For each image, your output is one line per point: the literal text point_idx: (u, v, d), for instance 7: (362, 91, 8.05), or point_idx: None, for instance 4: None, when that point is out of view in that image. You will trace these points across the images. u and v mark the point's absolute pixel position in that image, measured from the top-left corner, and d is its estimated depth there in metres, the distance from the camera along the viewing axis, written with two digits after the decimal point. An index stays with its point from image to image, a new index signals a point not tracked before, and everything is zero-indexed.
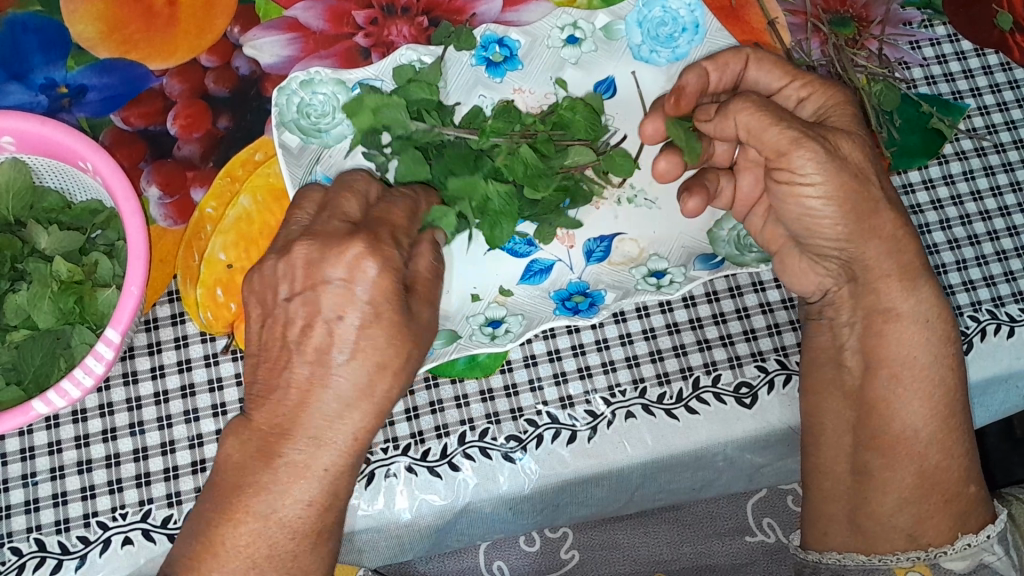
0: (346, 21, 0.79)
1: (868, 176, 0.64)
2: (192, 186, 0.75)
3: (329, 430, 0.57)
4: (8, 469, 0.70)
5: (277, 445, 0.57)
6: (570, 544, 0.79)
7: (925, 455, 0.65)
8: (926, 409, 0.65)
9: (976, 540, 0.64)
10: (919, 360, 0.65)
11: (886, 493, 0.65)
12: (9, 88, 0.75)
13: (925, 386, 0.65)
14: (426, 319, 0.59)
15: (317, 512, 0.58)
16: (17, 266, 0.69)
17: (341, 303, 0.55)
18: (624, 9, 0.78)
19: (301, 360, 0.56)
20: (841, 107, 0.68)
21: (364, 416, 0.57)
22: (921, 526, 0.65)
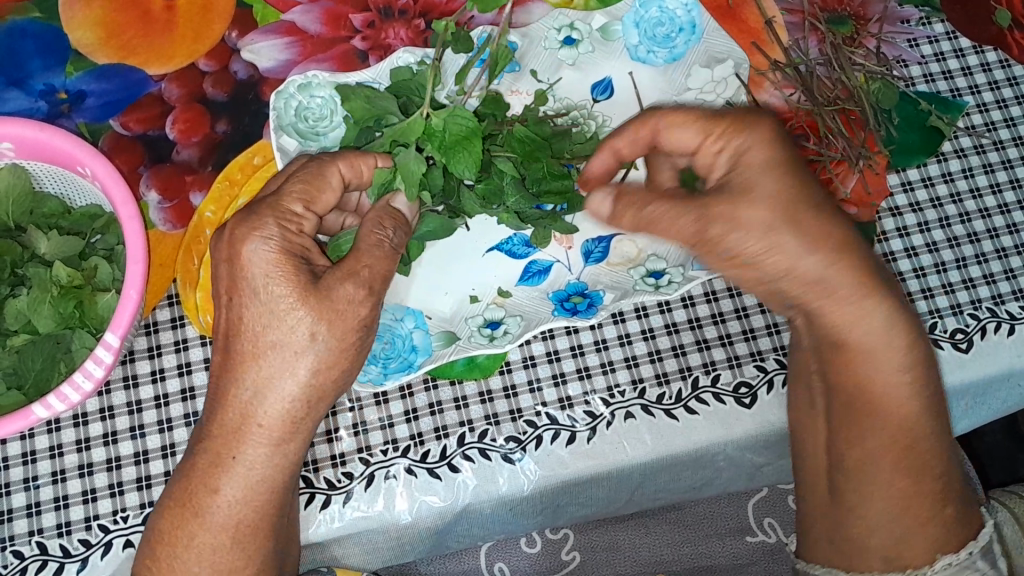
0: (343, 24, 0.79)
1: (786, 238, 0.58)
2: (191, 190, 0.75)
3: (236, 418, 0.59)
4: (9, 473, 0.70)
5: (200, 433, 0.61)
6: (570, 546, 0.78)
7: (894, 477, 0.62)
8: (887, 437, 0.62)
9: (958, 559, 0.61)
10: (882, 389, 0.62)
11: (862, 517, 0.63)
12: (8, 95, 0.76)
13: (887, 415, 0.62)
14: (341, 297, 0.58)
15: (235, 505, 0.60)
16: (17, 271, 0.69)
17: (229, 286, 0.59)
18: (620, 10, 0.79)
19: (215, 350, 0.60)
20: (757, 151, 0.59)
21: (273, 404, 0.59)
22: (899, 546, 0.62)
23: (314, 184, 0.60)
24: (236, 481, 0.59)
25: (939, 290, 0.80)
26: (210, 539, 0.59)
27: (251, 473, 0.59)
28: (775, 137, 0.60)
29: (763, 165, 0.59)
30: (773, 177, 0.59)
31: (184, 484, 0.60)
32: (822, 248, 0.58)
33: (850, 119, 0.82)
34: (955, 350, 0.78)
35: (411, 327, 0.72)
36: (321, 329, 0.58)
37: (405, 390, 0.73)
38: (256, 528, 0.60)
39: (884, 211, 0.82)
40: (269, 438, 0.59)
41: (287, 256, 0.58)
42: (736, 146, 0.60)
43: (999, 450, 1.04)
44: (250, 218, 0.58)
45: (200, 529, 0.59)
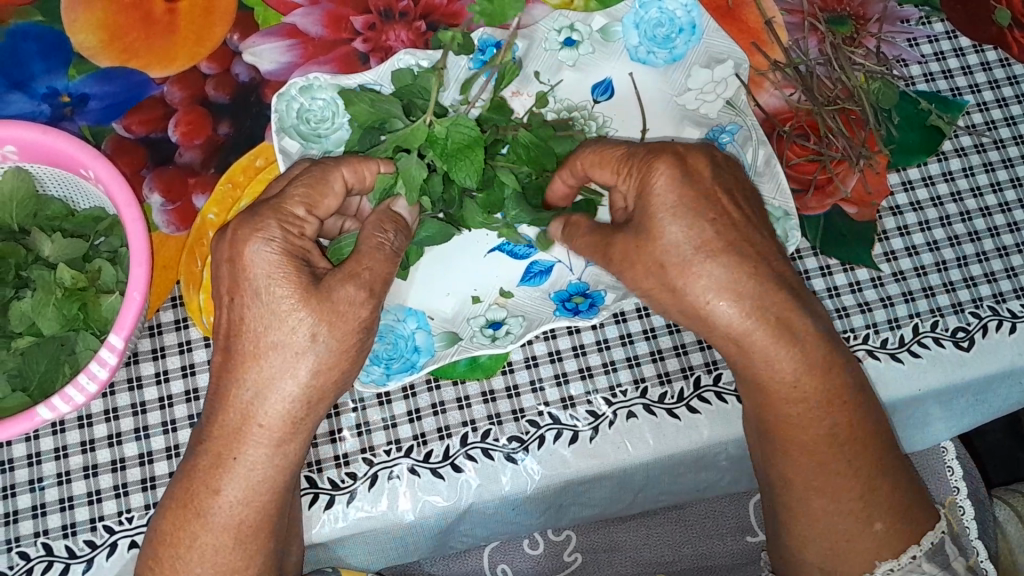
0: (344, 26, 0.79)
1: (677, 269, 0.58)
2: (194, 192, 0.76)
3: (237, 418, 0.59)
4: (15, 474, 0.70)
5: (200, 435, 0.61)
6: (573, 547, 0.79)
7: (821, 493, 0.62)
8: (806, 458, 0.62)
9: (898, 565, 0.62)
10: (792, 414, 0.61)
11: (800, 533, 0.64)
12: (11, 98, 0.76)
13: (800, 439, 0.61)
14: (341, 298, 0.57)
15: (236, 505, 0.60)
16: (22, 273, 0.70)
17: (231, 286, 0.59)
18: (620, 11, 0.79)
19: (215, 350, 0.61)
20: (655, 189, 0.59)
21: (273, 404, 0.58)
22: (834, 561, 0.63)
23: (317, 188, 0.61)
24: (237, 481, 0.59)
25: (940, 289, 0.80)
26: (212, 539, 0.60)
27: (253, 473, 0.59)
28: (679, 175, 0.59)
29: (669, 208, 0.58)
30: (674, 222, 0.58)
31: (186, 485, 0.60)
32: (719, 292, 0.58)
33: (850, 118, 0.82)
34: (957, 349, 0.78)
35: (414, 328, 0.72)
36: (321, 330, 0.57)
37: (408, 390, 0.73)
38: (256, 528, 0.60)
39: (884, 210, 0.82)
40: (269, 438, 0.59)
41: (288, 258, 0.58)
42: (641, 183, 0.60)
43: (1001, 448, 1.04)
44: (253, 218, 0.58)
45: (202, 529, 0.60)
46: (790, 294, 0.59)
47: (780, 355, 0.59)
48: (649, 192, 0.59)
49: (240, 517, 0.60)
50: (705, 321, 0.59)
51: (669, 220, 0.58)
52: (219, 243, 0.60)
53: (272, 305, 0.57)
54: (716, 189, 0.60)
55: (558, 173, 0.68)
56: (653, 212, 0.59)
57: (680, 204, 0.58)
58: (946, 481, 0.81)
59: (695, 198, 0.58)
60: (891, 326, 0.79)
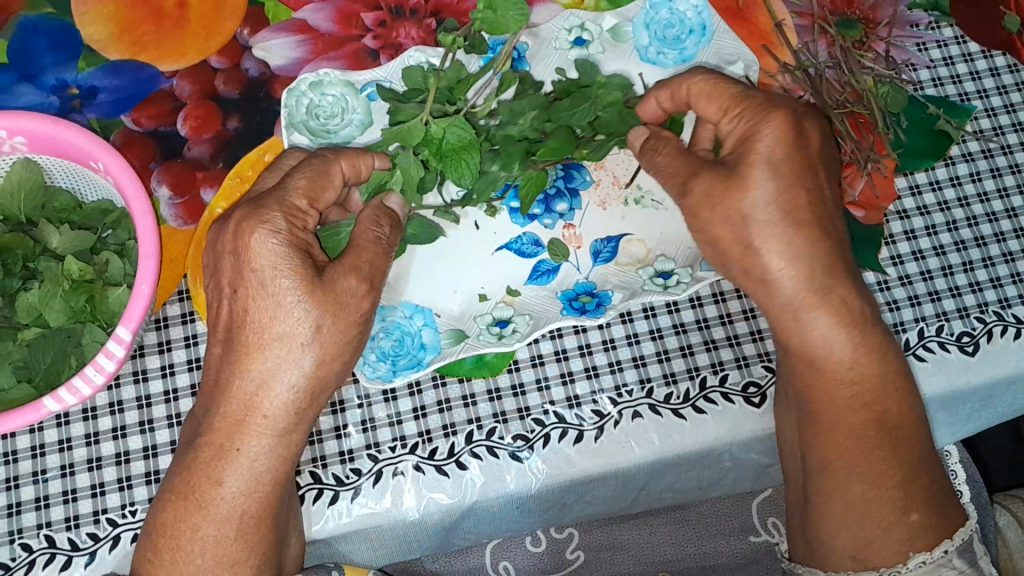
0: (354, 22, 0.79)
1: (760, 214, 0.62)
2: (201, 186, 0.76)
3: (241, 408, 0.59)
4: (18, 466, 0.70)
5: (200, 426, 0.60)
6: (575, 546, 0.79)
7: (858, 479, 0.63)
8: (847, 442, 0.64)
9: (932, 557, 0.61)
10: (837, 397, 0.64)
11: (835, 524, 0.64)
12: (20, 90, 0.76)
13: (842, 423, 0.64)
14: (343, 288, 0.59)
15: (239, 497, 0.60)
16: (29, 265, 0.70)
17: (234, 276, 0.59)
18: (631, 11, 0.79)
19: (215, 340, 0.61)
20: (770, 130, 0.62)
21: (278, 395, 0.59)
22: (866, 548, 0.63)
23: (318, 179, 0.62)
24: (241, 472, 0.59)
25: (946, 293, 0.80)
26: (212, 530, 0.59)
27: (256, 464, 0.60)
28: (791, 133, 0.62)
29: (770, 159, 0.61)
30: (770, 176, 0.61)
31: (185, 476, 0.60)
32: (785, 258, 0.62)
33: (858, 121, 0.82)
34: (961, 353, 0.78)
35: (421, 325, 0.73)
36: (326, 321, 0.58)
37: (414, 387, 0.73)
38: (258, 518, 0.60)
39: (891, 213, 0.82)
40: (273, 428, 0.60)
41: (291, 250, 0.58)
42: (749, 130, 0.63)
43: (1003, 453, 1.04)
44: (260, 210, 0.58)
45: (203, 519, 0.59)
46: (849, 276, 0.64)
47: (832, 328, 0.63)
48: (755, 140, 0.62)
49: (238, 510, 0.60)
50: (762, 281, 0.64)
51: (767, 172, 0.61)
52: (221, 234, 0.60)
53: (276, 299, 0.57)
54: (816, 159, 0.63)
55: (654, 95, 0.70)
56: (755, 159, 0.62)
57: (787, 148, 0.62)
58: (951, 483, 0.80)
59: (800, 161, 0.62)
60: (897, 330, 0.79)
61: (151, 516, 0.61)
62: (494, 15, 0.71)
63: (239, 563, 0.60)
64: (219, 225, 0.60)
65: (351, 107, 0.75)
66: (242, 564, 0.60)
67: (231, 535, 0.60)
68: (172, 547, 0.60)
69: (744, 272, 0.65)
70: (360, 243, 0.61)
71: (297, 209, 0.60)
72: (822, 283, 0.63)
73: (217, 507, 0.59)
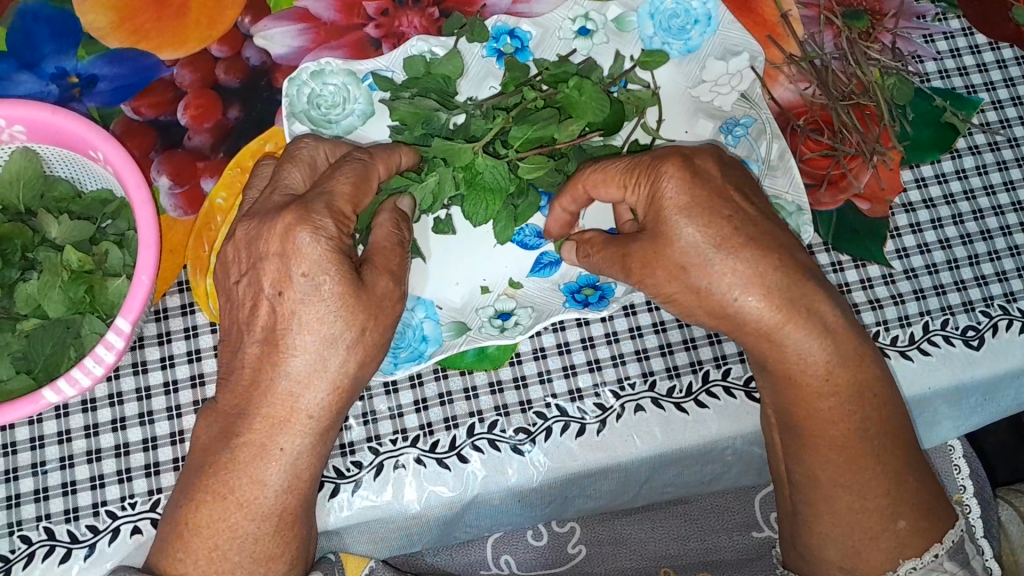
0: (356, 11, 0.79)
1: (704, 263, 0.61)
2: (202, 175, 0.75)
3: (283, 409, 0.58)
4: (17, 458, 0.70)
5: (235, 426, 0.59)
6: (577, 540, 0.79)
7: (847, 492, 0.63)
8: (835, 454, 0.63)
9: (921, 563, 0.62)
10: (820, 412, 0.63)
11: (824, 534, 0.65)
12: (19, 78, 0.75)
13: (829, 435, 0.63)
14: (382, 291, 0.59)
15: (280, 494, 0.59)
16: (28, 254, 0.69)
17: (279, 278, 0.57)
18: (635, 1, 0.78)
19: (252, 339, 0.59)
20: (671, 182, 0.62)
21: (317, 396, 0.58)
22: (852, 560, 0.64)
23: (361, 183, 0.60)
24: (281, 471, 0.59)
25: (952, 287, 0.79)
26: (249, 525, 0.59)
27: (298, 463, 0.59)
28: (688, 173, 0.62)
29: (680, 209, 0.61)
30: (689, 224, 0.61)
31: (222, 477, 0.59)
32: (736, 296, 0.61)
33: (864, 113, 0.81)
34: (966, 348, 0.77)
35: (423, 317, 0.72)
36: (370, 324, 0.58)
37: (416, 380, 0.73)
38: (295, 514, 0.61)
39: (898, 207, 0.81)
40: (312, 429, 0.59)
41: (334, 255, 0.56)
42: (652, 192, 0.63)
43: (1004, 449, 1.05)
44: (312, 213, 0.56)
45: (242, 517, 0.59)
46: (809, 287, 0.62)
47: (803, 344, 0.62)
48: (661, 199, 0.62)
49: (277, 507, 0.60)
50: (729, 314, 0.63)
51: (686, 221, 0.61)
52: (268, 231, 0.57)
53: (328, 303, 0.56)
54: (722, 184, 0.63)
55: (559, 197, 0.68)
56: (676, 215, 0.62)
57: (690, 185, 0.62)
58: (953, 480, 0.80)
59: (708, 198, 0.61)
60: (901, 323, 0.78)
61: (173, 515, 0.60)
62: (579, 95, 0.69)
63: (271, 560, 0.60)
64: (270, 223, 0.57)
65: (353, 97, 0.75)
66: (278, 557, 0.61)
67: (256, 533, 0.59)
68: (175, 547, 0.59)
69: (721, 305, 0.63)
70: (384, 245, 0.60)
71: (342, 215, 0.58)
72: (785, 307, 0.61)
73: (244, 505, 0.59)
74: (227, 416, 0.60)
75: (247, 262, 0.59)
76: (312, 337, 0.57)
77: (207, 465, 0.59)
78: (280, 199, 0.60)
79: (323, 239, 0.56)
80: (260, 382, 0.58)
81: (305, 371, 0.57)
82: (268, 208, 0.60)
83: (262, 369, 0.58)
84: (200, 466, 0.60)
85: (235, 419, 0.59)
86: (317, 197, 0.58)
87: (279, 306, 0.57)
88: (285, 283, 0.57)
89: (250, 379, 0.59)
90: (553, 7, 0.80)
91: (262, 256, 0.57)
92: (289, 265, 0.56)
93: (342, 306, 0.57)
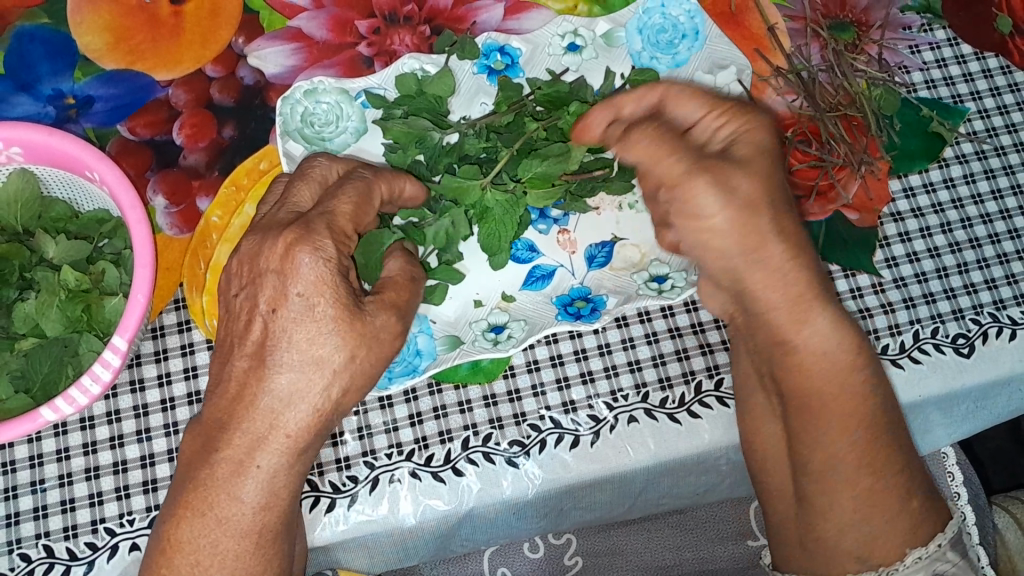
0: (349, 30, 0.80)
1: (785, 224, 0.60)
2: (197, 194, 0.76)
3: (262, 426, 0.58)
4: (17, 476, 0.70)
5: (214, 441, 0.59)
6: (573, 551, 0.80)
7: (867, 470, 0.62)
8: (848, 435, 0.62)
9: (926, 553, 0.62)
10: (828, 384, 0.62)
11: (835, 517, 0.63)
12: (16, 100, 0.76)
13: (838, 407, 0.62)
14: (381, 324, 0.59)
15: (256, 511, 0.59)
16: (25, 275, 0.70)
17: (274, 297, 0.57)
18: (624, 17, 0.79)
19: (240, 354, 0.58)
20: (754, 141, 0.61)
21: (296, 415, 0.58)
22: (869, 547, 0.63)
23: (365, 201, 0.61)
24: (256, 488, 0.59)
25: (941, 295, 0.80)
26: (228, 538, 0.59)
27: (275, 480, 0.59)
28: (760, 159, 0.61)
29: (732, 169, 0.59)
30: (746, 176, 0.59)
31: (200, 493, 0.59)
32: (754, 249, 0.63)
33: (852, 125, 0.82)
34: (956, 355, 0.78)
35: (417, 331, 0.72)
36: (360, 351, 0.59)
37: (410, 394, 0.74)
38: (274, 533, 0.61)
39: (886, 216, 0.82)
40: (290, 453, 0.59)
41: (331, 280, 0.57)
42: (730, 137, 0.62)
43: (1000, 456, 1.06)
44: (312, 234, 0.57)
45: (222, 533, 0.59)
46: None
47: (817, 321, 0.61)
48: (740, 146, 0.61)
49: (256, 524, 0.59)
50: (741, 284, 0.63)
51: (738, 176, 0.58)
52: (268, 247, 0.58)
53: (320, 325, 0.57)
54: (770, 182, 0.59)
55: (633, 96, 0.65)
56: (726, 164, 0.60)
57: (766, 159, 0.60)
58: (947, 486, 0.83)
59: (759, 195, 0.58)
60: (892, 332, 0.79)
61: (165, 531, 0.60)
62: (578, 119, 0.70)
63: None
64: (270, 241, 0.58)
65: (346, 114, 0.76)
66: None
67: (236, 549, 0.59)
68: (160, 564, 0.59)
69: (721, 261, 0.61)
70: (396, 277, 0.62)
71: (343, 237, 0.59)
72: (813, 291, 0.61)
73: (221, 522, 0.58)
74: (209, 432, 0.59)
75: (247, 275, 0.59)
76: (296, 357, 0.57)
77: (188, 480, 0.59)
78: (285, 216, 0.61)
79: (322, 260, 0.57)
80: (243, 397, 0.58)
81: (286, 392, 0.57)
82: (273, 224, 0.60)
83: (245, 385, 0.58)
84: (182, 480, 0.60)
85: (215, 434, 0.59)
86: (319, 216, 0.58)
87: (272, 325, 0.57)
88: (279, 302, 0.57)
89: (233, 393, 0.58)
90: (542, 23, 0.81)
91: (260, 272, 0.58)
92: (285, 284, 0.57)
93: (336, 328, 0.57)
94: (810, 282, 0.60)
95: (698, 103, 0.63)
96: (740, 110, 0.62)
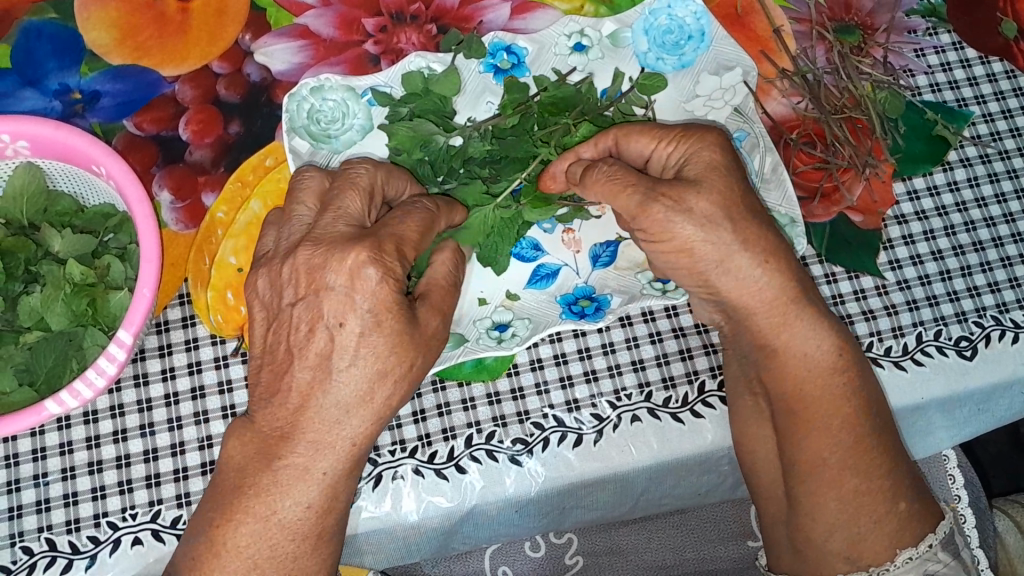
0: (356, 28, 0.80)
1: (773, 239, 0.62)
2: (203, 190, 0.76)
3: (326, 434, 0.58)
4: (19, 469, 0.70)
5: (276, 448, 0.59)
6: (574, 550, 0.80)
7: (855, 473, 0.63)
8: (838, 439, 0.63)
9: (917, 553, 0.63)
10: (811, 388, 0.64)
11: (824, 523, 0.64)
12: (23, 95, 0.76)
13: (824, 412, 0.63)
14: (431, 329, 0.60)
15: (318, 515, 0.60)
16: (31, 268, 0.70)
17: (340, 310, 0.57)
18: (630, 17, 0.79)
19: (300, 365, 0.58)
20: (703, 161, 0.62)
21: (355, 427, 0.59)
22: (856, 548, 0.64)
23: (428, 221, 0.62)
24: (321, 491, 0.59)
25: (945, 298, 0.80)
26: (288, 542, 0.59)
27: (336, 485, 0.60)
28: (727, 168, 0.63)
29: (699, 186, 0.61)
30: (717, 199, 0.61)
31: (263, 498, 0.58)
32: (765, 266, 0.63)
33: (857, 127, 0.82)
34: (959, 358, 0.78)
35: None
36: (418, 360, 0.60)
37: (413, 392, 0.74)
38: (331, 534, 0.61)
39: (889, 219, 0.82)
40: (348, 458, 0.59)
41: (397, 297, 0.57)
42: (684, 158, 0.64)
43: (999, 459, 1.07)
44: (384, 253, 0.57)
45: (284, 536, 0.59)
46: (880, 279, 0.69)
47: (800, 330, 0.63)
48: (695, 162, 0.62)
49: (315, 528, 0.60)
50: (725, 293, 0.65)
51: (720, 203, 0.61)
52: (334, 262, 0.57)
53: (386, 337, 0.57)
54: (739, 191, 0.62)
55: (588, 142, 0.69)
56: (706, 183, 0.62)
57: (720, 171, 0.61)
58: (948, 489, 0.83)
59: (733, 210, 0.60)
60: (895, 334, 0.79)
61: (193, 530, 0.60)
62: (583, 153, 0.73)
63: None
64: (339, 252, 0.57)
65: (352, 112, 0.76)
66: None
67: (295, 551, 0.59)
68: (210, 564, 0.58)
69: (700, 277, 0.63)
70: (440, 283, 0.62)
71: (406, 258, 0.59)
72: (790, 297, 0.62)
73: (285, 526, 0.59)
74: (266, 436, 0.59)
75: (304, 287, 0.58)
76: (361, 368, 0.57)
77: (246, 486, 0.59)
78: (344, 229, 0.60)
79: (390, 279, 0.57)
80: (307, 407, 0.58)
81: (350, 401, 0.58)
82: (333, 236, 0.59)
83: (309, 394, 0.58)
84: (235, 485, 0.60)
85: (277, 440, 0.59)
86: (387, 234, 0.59)
87: (338, 337, 0.57)
88: (346, 314, 0.57)
89: (296, 403, 0.58)
90: (549, 23, 0.81)
91: (324, 286, 0.57)
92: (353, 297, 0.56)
93: (398, 343, 0.58)
94: (787, 287, 0.62)
95: (647, 138, 0.66)
96: (684, 137, 0.64)
